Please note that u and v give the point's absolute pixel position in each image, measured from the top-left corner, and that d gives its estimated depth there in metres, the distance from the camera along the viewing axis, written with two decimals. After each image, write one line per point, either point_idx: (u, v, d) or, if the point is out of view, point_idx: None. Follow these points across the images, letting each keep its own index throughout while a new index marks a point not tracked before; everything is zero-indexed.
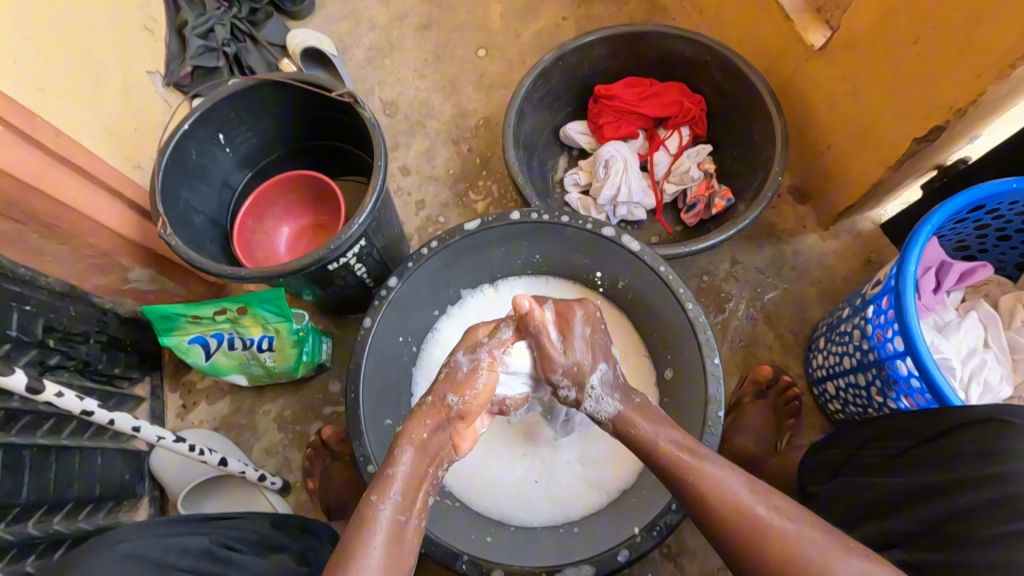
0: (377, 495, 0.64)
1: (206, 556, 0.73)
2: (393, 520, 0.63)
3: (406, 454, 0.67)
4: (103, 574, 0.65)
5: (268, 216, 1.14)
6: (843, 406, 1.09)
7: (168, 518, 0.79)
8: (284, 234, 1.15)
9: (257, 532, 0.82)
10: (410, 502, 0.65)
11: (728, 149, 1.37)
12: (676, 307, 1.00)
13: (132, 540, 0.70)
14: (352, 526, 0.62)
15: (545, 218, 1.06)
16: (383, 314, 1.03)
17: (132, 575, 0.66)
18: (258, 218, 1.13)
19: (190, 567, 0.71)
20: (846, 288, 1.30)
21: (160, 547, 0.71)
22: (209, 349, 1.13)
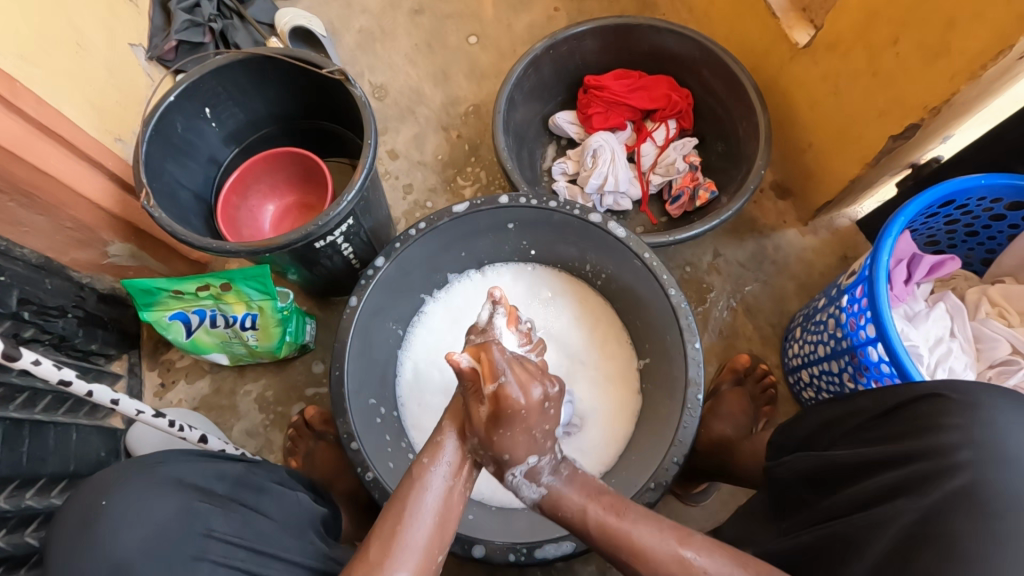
0: (428, 459, 0.65)
1: (241, 484, 0.76)
2: (444, 486, 0.63)
3: (451, 435, 0.66)
4: (150, 491, 0.68)
5: (253, 194, 1.12)
6: (817, 393, 1.13)
7: (195, 452, 0.81)
8: (269, 212, 1.14)
9: (280, 475, 0.84)
10: (461, 470, 0.65)
11: (713, 143, 1.40)
12: (660, 293, 1.02)
13: (172, 464, 0.74)
14: (402, 486, 0.63)
15: (534, 203, 1.07)
16: (370, 294, 1.03)
17: (175, 494, 0.70)
18: (243, 195, 1.11)
19: (226, 492, 0.74)
20: (823, 282, 1.34)
21: (199, 472, 0.74)
22: (191, 326, 1.12)
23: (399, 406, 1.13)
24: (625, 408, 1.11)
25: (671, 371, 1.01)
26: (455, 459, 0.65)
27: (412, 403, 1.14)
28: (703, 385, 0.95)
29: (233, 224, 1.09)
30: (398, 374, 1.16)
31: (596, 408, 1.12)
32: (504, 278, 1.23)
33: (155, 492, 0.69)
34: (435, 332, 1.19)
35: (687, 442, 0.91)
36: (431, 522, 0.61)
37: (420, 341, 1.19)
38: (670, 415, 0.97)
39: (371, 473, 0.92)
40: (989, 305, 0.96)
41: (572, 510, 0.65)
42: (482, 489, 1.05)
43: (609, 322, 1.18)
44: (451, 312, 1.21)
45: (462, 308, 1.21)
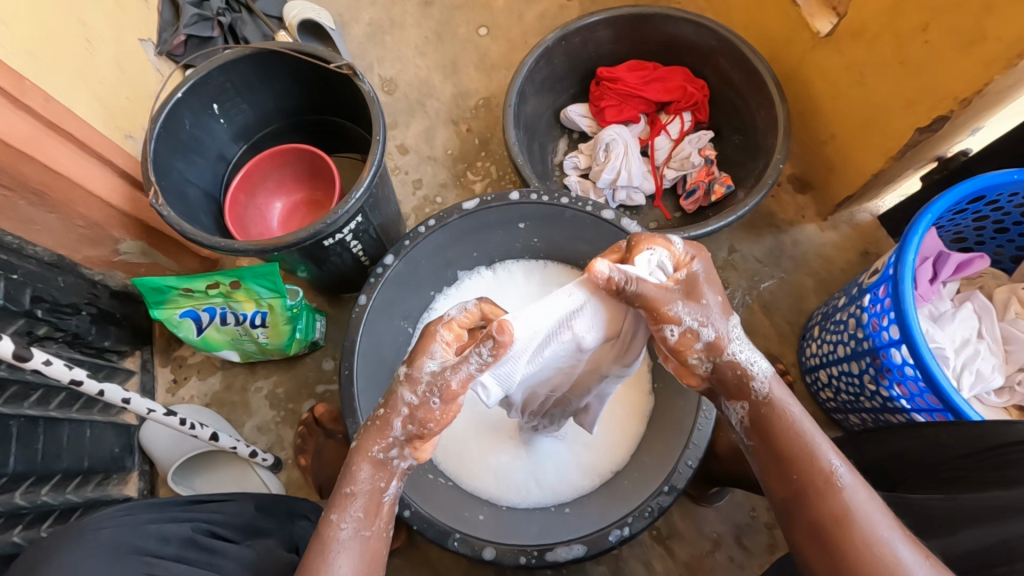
0: (337, 514, 0.63)
1: (188, 544, 0.72)
2: (357, 535, 0.62)
3: (363, 471, 0.63)
4: (80, 563, 0.64)
5: (261, 191, 1.11)
6: (835, 394, 1.10)
7: (149, 504, 0.78)
8: (277, 209, 1.13)
9: (242, 516, 0.82)
10: (374, 517, 0.63)
11: (729, 136, 1.36)
12: None
13: (112, 527, 0.70)
14: (312, 545, 0.61)
15: (544, 199, 1.05)
16: (380, 292, 1.02)
17: (112, 564, 0.65)
18: (251, 193, 1.10)
19: (174, 555, 0.70)
20: (842, 279, 1.30)
21: (139, 534, 0.70)
22: (201, 324, 1.12)
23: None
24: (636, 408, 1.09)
25: None
26: (377, 503, 0.64)
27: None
28: None
29: (240, 221, 1.08)
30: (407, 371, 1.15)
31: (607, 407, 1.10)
32: (516, 275, 1.21)
33: (90, 562, 0.64)
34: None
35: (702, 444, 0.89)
36: (350, 563, 0.61)
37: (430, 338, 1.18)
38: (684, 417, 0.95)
39: None
40: (1018, 305, 0.92)
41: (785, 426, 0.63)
42: (492, 488, 1.04)
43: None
44: (461, 309, 1.19)
45: (471, 305, 1.20)
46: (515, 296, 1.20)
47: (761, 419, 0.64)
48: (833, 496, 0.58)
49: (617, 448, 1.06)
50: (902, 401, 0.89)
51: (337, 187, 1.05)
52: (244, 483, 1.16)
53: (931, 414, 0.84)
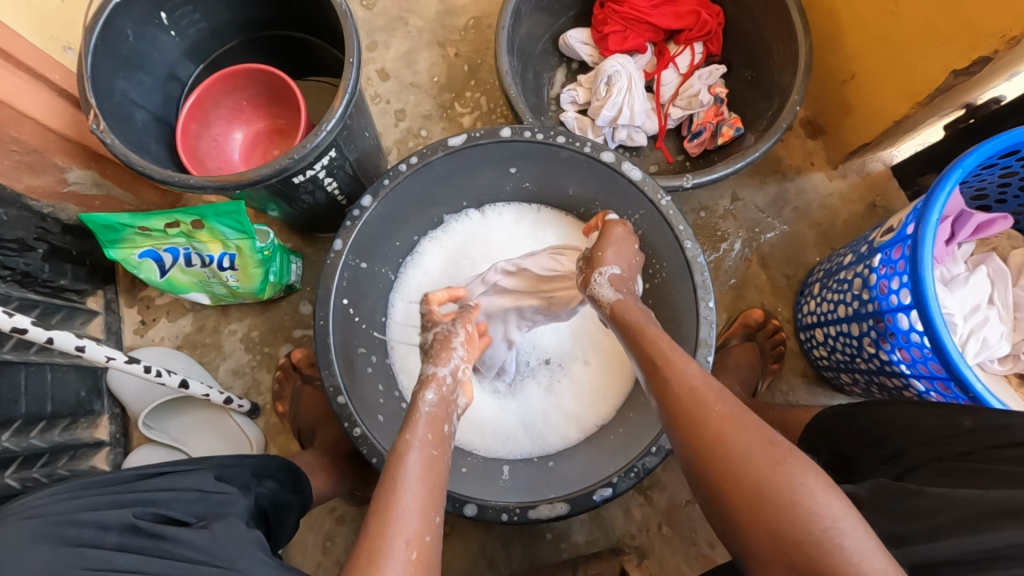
0: (410, 434, 0.63)
1: (133, 530, 0.59)
2: (427, 454, 0.62)
3: (430, 394, 0.67)
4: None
5: (216, 120, 0.99)
6: (829, 352, 1.07)
7: (94, 482, 0.65)
8: (237, 141, 1.01)
9: (198, 493, 0.69)
10: (440, 439, 0.64)
11: (741, 71, 1.24)
12: (674, 245, 0.93)
13: (38, 516, 0.57)
14: (388, 462, 0.61)
15: (539, 137, 0.95)
16: (356, 237, 0.93)
17: (37, 560, 0.53)
18: (204, 122, 0.97)
19: (116, 545, 0.57)
20: (846, 233, 1.24)
21: (79, 523, 0.57)
22: (164, 265, 1.03)
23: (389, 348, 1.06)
24: (623, 361, 1.06)
25: (679, 329, 0.94)
26: (432, 436, 0.64)
27: (403, 343, 1.07)
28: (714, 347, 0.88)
29: (195, 155, 0.95)
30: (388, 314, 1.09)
31: (597, 359, 1.07)
32: (506, 219, 1.13)
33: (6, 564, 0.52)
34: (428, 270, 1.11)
35: None
36: (422, 476, 0.60)
37: (413, 279, 1.11)
38: None
39: (358, 429, 0.86)
40: None
41: (632, 310, 0.76)
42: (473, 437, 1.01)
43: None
44: (444, 251, 1.12)
45: (456, 246, 1.12)
46: (504, 237, 1.13)
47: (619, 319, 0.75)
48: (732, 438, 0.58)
49: (602, 402, 1.03)
50: (899, 363, 0.86)
51: (303, 114, 0.94)
52: (221, 429, 1.14)
53: (932, 382, 0.81)
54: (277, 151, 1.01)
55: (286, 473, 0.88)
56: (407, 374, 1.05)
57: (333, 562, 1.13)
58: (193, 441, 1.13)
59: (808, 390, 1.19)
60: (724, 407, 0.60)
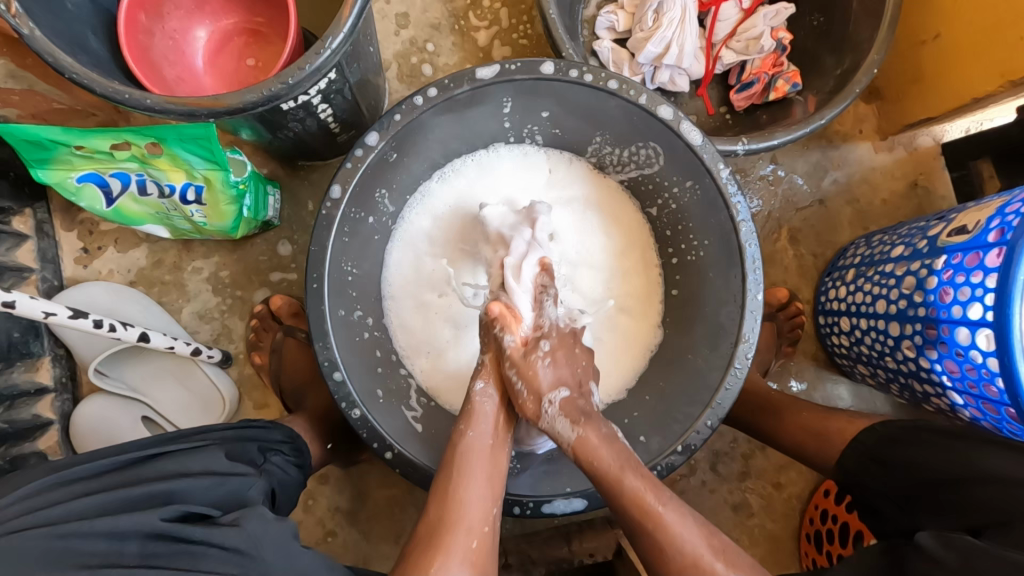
0: (464, 424, 0.71)
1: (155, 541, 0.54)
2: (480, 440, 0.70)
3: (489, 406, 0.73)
4: None
5: (172, 10, 0.75)
6: (850, 342, 1.03)
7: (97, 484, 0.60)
8: (200, 41, 0.78)
9: (212, 477, 0.63)
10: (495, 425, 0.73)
11: (807, 13, 1.08)
12: (725, 221, 0.82)
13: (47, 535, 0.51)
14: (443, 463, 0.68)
15: (587, 79, 0.79)
16: (356, 183, 0.78)
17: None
18: (156, 12, 0.73)
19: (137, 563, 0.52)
20: (882, 213, 1.16)
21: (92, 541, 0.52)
22: (111, 193, 0.84)
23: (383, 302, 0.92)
24: (640, 338, 0.95)
25: (714, 318, 0.86)
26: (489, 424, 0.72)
27: (399, 296, 0.93)
28: (755, 343, 0.81)
29: (150, 59, 0.71)
30: (384, 261, 0.93)
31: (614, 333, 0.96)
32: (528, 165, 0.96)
33: None
34: (432, 212, 0.95)
35: (727, 407, 0.81)
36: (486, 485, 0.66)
37: (414, 221, 0.94)
38: (712, 370, 0.84)
39: (357, 410, 0.76)
40: None
41: (605, 466, 0.66)
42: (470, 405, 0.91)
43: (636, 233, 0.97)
44: (453, 191, 0.95)
45: (468, 187, 0.95)
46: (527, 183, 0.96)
47: (584, 464, 0.68)
48: (650, 529, 0.62)
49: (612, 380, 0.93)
50: (938, 369, 0.82)
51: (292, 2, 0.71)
52: (188, 379, 1.02)
53: (976, 398, 0.79)
54: (256, 59, 0.80)
55: (291, 446, 0.81)
56: (401, 333, 0.92)
57: (315, 520, 1.07)
58: (156, 391, 1.01)
59: (815, 373, 1.16)
60: (655, 501, 0.63)
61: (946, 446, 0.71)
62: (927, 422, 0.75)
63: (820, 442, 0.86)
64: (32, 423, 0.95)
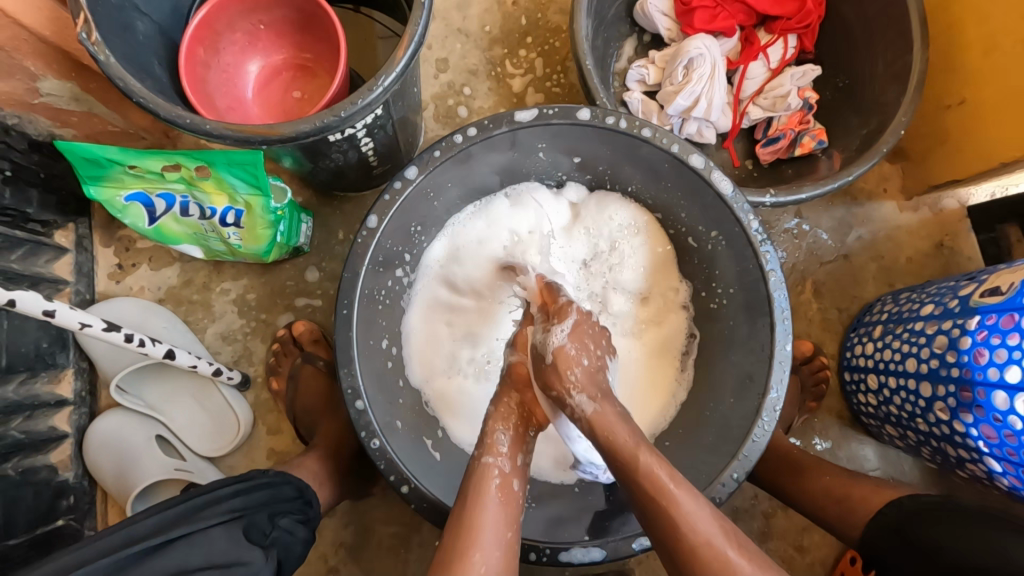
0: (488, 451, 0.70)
1: None
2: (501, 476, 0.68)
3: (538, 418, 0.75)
4: None
5: (226, 46, 0.78)
6: (878, 401, 1.00)
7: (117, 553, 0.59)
8: (251, 74, 0.82)
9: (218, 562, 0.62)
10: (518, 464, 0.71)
11: (832, 75, 1.11)
12: (754, 269, 0.82)
13: None
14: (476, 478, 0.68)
15: (621, 126, 0.82)
16: (394, 214, 0.80)
17: None
18: (212, 47, 0.77)
19: None
20: (907, 272, 1.15)
21: None
22: (155, 212, 0.86)
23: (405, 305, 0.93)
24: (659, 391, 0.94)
25: (741, 369, 0.85)
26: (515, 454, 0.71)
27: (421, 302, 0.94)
28: (783, 394, 0.79)
29: (204, 90, 0.75)
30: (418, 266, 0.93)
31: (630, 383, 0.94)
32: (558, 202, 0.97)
33: None
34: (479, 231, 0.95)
35: (754, 459, 0.78)
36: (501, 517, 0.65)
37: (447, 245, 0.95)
38: (738, 420, 0.82)
39: (377, 440, 0.75)
40: None
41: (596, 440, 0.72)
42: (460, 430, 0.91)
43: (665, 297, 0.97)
44: (489, 224, 0.96)
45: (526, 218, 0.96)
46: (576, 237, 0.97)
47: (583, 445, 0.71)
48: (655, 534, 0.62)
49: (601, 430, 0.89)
50: (974, 433, 0.80)
51: (344, 46, 0.75)
52: (205, 401, 1.02)
53: (1015, 466, 0.76)
54: (301, 91, 0.83)
55: (299, 501, 0.78)
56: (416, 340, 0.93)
57: (318, 555, 1.04)
58: (172, 411, 1.00)
59: (840, 432, 1.13)
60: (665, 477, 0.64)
61: (989, 537, 0.66)
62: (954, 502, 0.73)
63: (845, 510, 0.82)
64: (47, 435, 0.95)
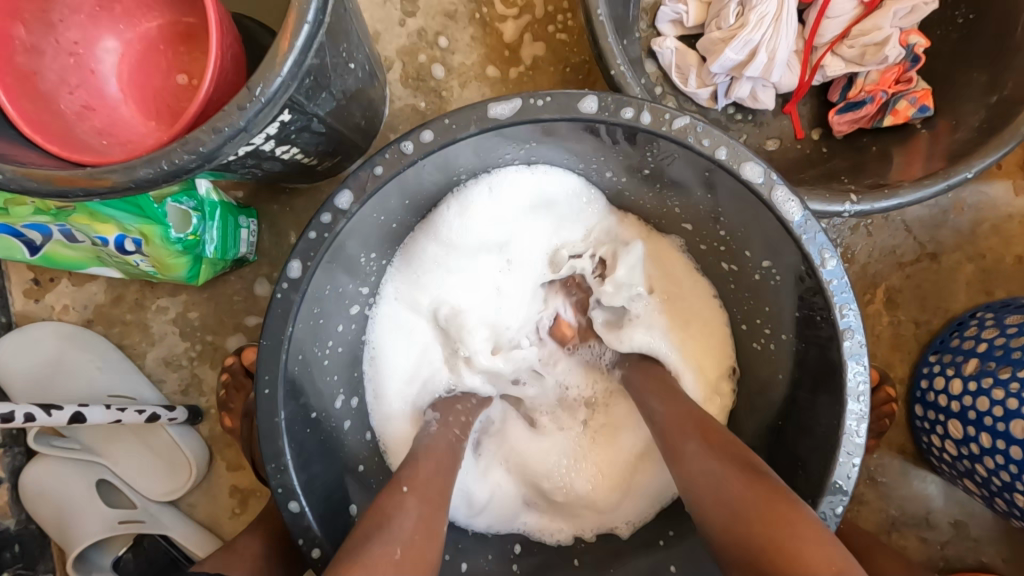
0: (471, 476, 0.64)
1: None
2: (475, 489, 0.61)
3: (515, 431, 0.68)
4: None
5: (67, 15, 0.56)
6: (959, 453, 0.80)
7: None
8: (113, 55, 0.60)
9: None
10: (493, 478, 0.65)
11: (951, 7, 0.79)
12: (822, 323, 0.60)
13: None
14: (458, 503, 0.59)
15: (643, 121, 0.56)
16: (325, 257, 0.58)
17: None
18: (43, 22, 0.54)
19: None
20: (1014, 276, 0.89)
21: None
22: (33, 242, 0.67)
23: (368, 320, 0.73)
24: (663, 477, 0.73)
25: (792, 447, 0.65)
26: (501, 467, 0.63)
27: (388, 323, 0.73)
28: (850, 492, 0.60)
29: (38, 88, 0.53)
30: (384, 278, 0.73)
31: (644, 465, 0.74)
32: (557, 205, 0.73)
33: None
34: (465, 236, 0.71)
35: None
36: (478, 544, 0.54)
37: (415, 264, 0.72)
38: None
39: (319, 549, 0.60)
40: None
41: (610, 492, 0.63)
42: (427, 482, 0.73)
43: (707, 342, 0.74)
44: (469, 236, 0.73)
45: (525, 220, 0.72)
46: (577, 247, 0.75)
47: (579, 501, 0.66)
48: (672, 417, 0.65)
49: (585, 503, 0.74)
50: None
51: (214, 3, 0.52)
52: (152, 440, 0.88)
53: None
54: (188, 74, 0.62)
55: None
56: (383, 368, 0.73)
57: None
58: (114, 452, 0.87)
59: (899, 469, 0.94)
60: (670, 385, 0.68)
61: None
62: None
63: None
64: None
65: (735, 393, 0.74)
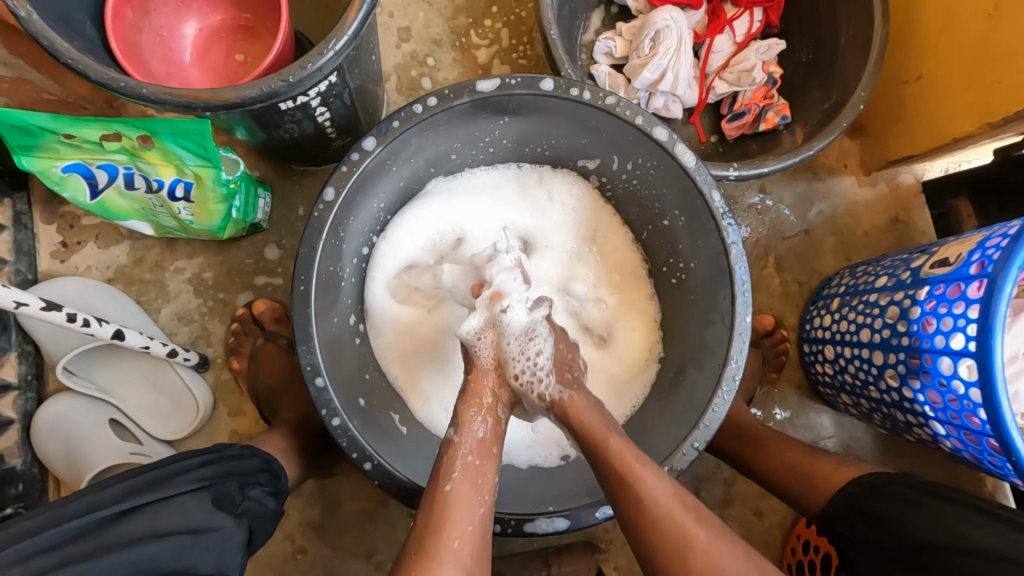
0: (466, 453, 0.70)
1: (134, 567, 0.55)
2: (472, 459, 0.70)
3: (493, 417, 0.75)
4: None
5: (159, 7, 0.74)
6: (834, 371, 1.03)
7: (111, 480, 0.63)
8: (188, 38, 0.78)
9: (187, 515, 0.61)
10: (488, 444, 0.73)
11: (797, 50, 1.12)
12: (716, 243, 0.83)
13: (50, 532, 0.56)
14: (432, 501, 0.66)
15: (585, 97, 0.81)
16: (352, 186, 0.77)
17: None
18: (143, 9, 0.72)
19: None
20: (865, 246, 1.18)
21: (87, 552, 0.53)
22: (97, 185, 0.82)
23: (370, 272, 0.90)
24: (633, 385, 0.94)
25: (703, 344, 0.86)
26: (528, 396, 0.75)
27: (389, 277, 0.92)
28: (743, 365, 0.81)
29: (138, 55, 0.71)
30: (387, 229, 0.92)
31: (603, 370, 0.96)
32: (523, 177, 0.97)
33: None
34: (447, 210, 0.95)
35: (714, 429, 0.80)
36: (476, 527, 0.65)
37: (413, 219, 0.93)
38: (699, 392, 0.83)
39: (338, 418, 0.74)
40: None
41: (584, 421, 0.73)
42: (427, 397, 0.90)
43: (633, 287, 0.99)
44: (453, 200, 0.95)
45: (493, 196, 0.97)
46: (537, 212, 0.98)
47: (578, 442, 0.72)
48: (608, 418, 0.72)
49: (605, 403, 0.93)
50: (921, 401, 0.84)
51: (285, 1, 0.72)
52: (163, 383, 0.98)
53: (957, 429, 0.80)
54: (245, 54, 0.79)
55: (268, 474, 0.76)
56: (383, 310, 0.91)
57: (285, 535, 1.03)
58: (126, 393, 0.97)
59: (798, 402, 1.16)
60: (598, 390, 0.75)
61: (916, 503, 0.73)
62: (906, 477, 0.77)
63: (807, 488, 0.86)
64: None
65: (660, 317, 0.97)
